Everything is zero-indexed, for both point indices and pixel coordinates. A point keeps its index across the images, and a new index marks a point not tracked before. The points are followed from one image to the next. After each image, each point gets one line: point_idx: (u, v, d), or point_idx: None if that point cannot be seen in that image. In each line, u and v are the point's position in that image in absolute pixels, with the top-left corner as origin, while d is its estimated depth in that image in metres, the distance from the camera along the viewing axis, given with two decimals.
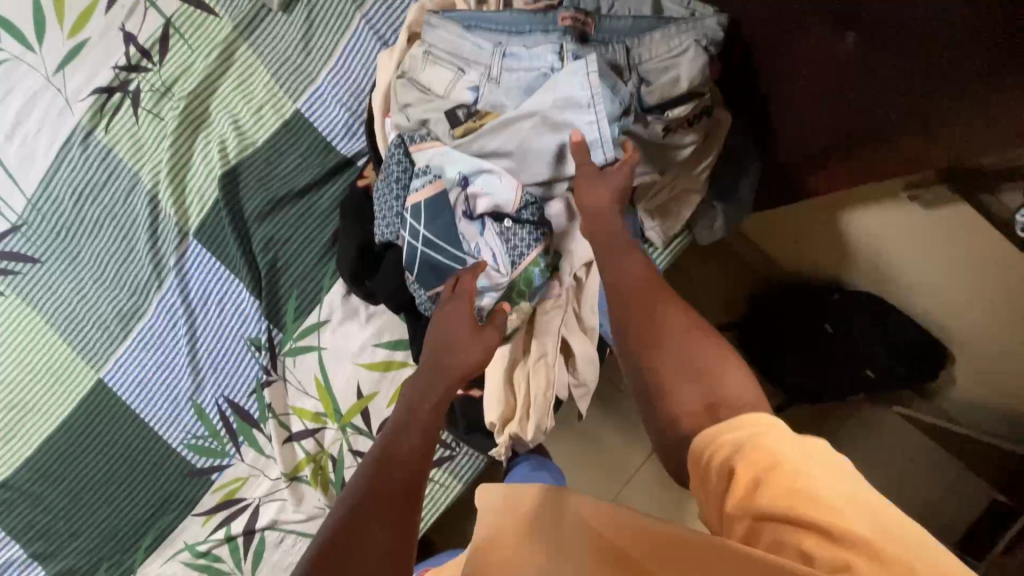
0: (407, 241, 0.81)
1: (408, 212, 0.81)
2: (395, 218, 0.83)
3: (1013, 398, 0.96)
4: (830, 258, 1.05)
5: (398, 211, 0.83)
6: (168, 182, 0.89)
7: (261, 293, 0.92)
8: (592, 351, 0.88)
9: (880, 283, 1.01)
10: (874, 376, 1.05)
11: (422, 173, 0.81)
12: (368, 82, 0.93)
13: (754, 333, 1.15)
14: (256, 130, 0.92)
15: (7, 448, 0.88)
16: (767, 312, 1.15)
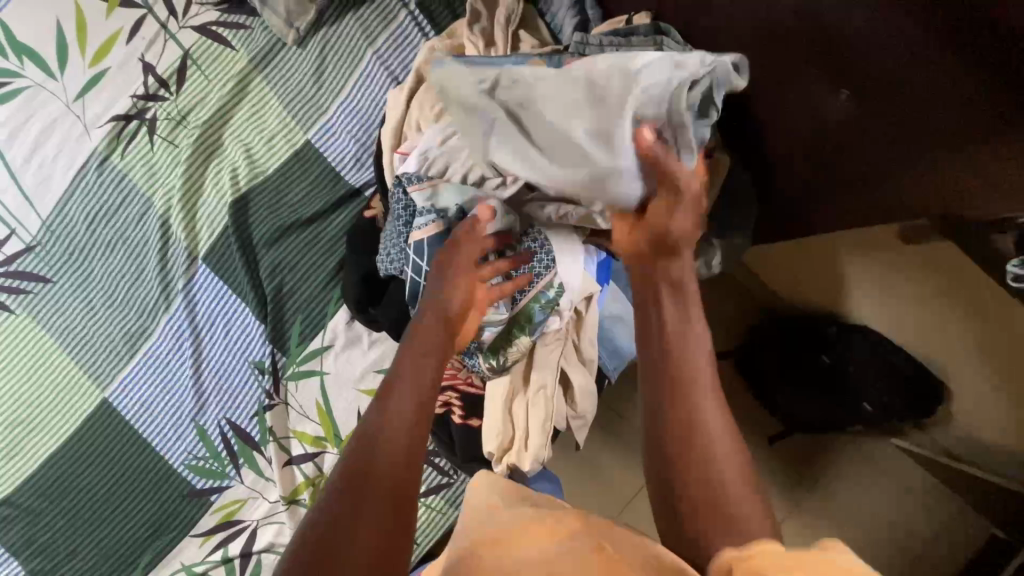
0: (410, 277, 0.78)
1: (412, 252, 0.77)
2: (399, 254, 0.79)
3: (990, 429, 1.12)
4: (830, 290, 1.21)
5: (401, 247, 0.79)
6: (180, 209, 0.91)
7: (266, 318, 0.91)
8: (592, 384, 0.85)
9: (874, 315, 1.16)
10: (872, 410, 1.20)
11: (425, 211, 0.77)
12: (378, 115, 0.92)
13: (755, 362, 1.33)
14: (267, 159, 0.92)
15: (12, 463, 0.91)
16: (763, 341, 1.33)
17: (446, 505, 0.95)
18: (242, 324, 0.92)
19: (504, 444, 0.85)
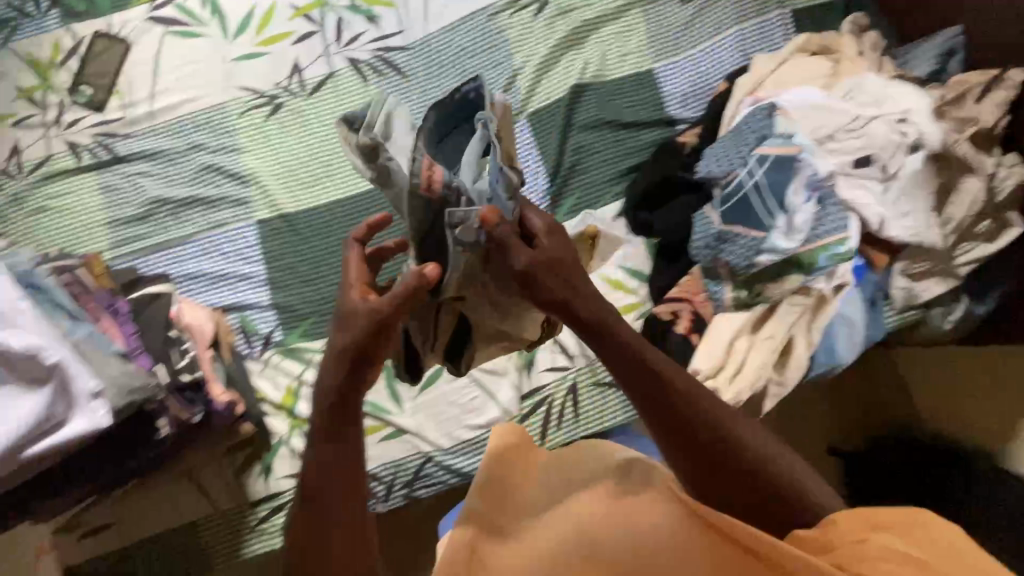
0: (738, 178, 0.85)
1: (754, 160, 0.84)
2: (736, 159, 0.86)
3: None
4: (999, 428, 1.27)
5: (739, 156, 0.86)
6: (532, 73, 1.08)
7: (553, 183, 1.06)
8: (807, 358, 0.93)
9: None
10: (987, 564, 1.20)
11: (781, 135, 0.84)
12: (718, 76, 1.08)
13: (868, 466, 1.38)
14: (615, 68, 1.09)
15: (303, 191, 1.07)
16: (891, 457, 1.38)
17: (615, 407, 1.00)
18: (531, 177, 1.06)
19: (716, 369, 0.92)
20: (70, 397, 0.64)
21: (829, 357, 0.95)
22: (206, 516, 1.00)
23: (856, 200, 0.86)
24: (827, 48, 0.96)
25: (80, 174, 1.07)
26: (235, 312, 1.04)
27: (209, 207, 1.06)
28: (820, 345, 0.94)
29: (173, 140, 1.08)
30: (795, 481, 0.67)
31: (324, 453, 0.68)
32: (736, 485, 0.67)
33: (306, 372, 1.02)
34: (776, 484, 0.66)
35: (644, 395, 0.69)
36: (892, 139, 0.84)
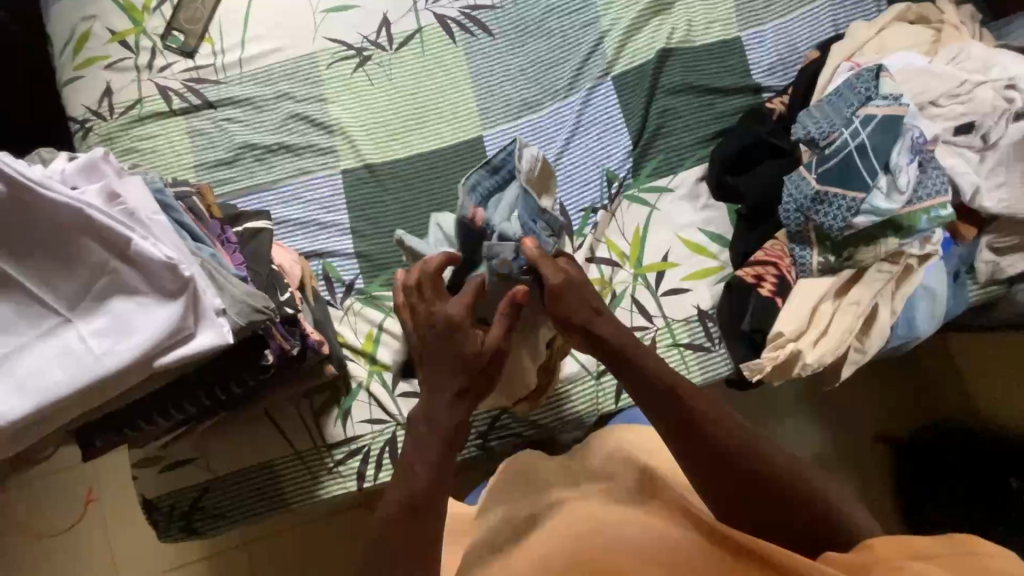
0: (842, 138, 0.87)
1: (859, 121, 0.87)
2: (839, 121, 0.89)
3: None
4: None
5: (839, 119, 0.89)
6: (620, 36, 1.09)
7: (636, 145, 1.07)
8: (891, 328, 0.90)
9: None
10: None
11: (887, 97, 0.87)
12: (806, 46, 1.09)
13: (915, 455, 1.32)
14: (701, 35, 1.10)
15: (389, 144, 1.09)
16: (940, 445, 1.31)
17: (690, 369, 0.99)
18: (613, 138, 1.07)
19: (799, 332, 0.90)
20: (199, 311, 0.65)
21: (909, 329, 0.92)
22: (283, 457, 1.00)
23: (953, 168, 0.86)
24: (924, 17, 0.99)
25: (170, 117, 1.09)
26: (318, 258, 1.06)
27: (296, 154, 1.08)
28: (900, 315, 0.91)
29: (262, 88, 1.10)
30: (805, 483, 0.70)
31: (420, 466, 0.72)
32: (747, 492, 0.70)
33: (387, 320, 1.03)
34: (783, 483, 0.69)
35: (652, 405, 0.74)
36: (997, 105, 0.85)
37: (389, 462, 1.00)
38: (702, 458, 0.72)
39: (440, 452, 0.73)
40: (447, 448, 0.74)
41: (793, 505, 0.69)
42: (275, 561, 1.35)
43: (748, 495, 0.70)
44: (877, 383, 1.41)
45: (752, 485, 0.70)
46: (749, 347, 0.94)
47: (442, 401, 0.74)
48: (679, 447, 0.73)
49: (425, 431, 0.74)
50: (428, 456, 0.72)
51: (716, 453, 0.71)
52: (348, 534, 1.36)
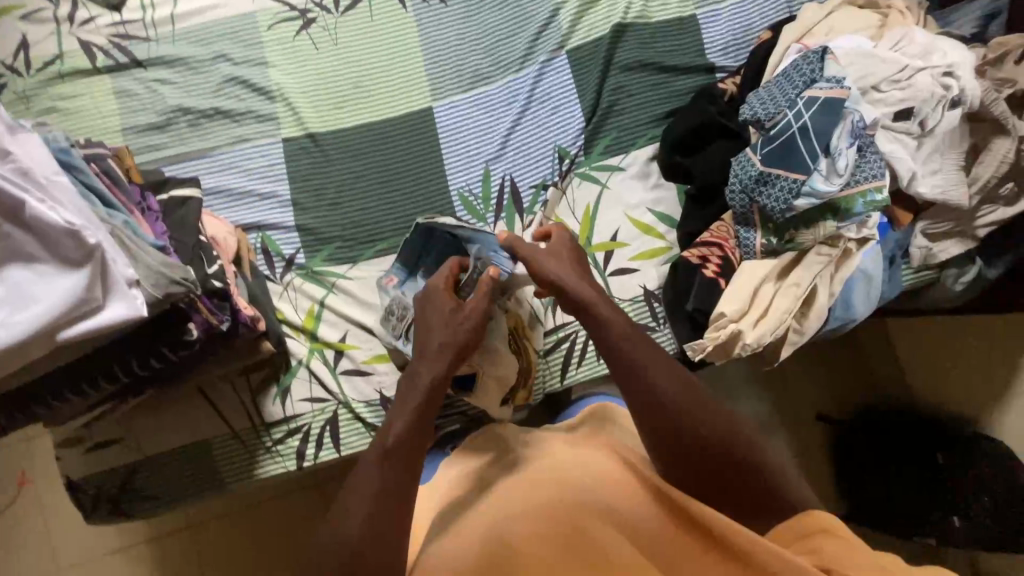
0: (785, 119, 0.87)
1: (803, 103, 0.87)
2: (784, 102, 0.89)
3: None
4: (972, 394, 1.24)
5: (784, 100, 0.89)
6: (575, 8, 1.06)
7: (589, 121, 1.05)
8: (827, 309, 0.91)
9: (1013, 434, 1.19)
10: (960, 526, 1.19)
11: (830, 80, 0.88)
12: (760, 26, 1.08)
13: (851, 433, 1.37)
14: (657, 11, 1.08)
15: (334, 112, 1.05)
16: (874, 424, 1.37)
17: None
18: (566, 114, 1.06)
19: (741, 313, 0.90)
20: (109, 281, 0.61)
21: (845, 310, 0.93)
22: (219, 436, 0.96)
23: (892, 153, 0.88)
24: (874, 2, 1.00)
25: (93, 76, 1.01)
26: (256, 232, 1.01)
27: (233, 121, 1.03)
28: (838, 297, 0.92)
29: (196, 48, 1.04)
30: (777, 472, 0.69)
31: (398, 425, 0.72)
32: (704, 467, 0.70)
33: (329, 297, 1.01)
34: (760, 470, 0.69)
35: (631, 375, 0.72)
36: (934, 92, 0.87)
37: (330, 441, 0.97)
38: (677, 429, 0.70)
39: (419, 410, 0.73)
40: (430, 407, 0.75)
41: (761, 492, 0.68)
42: (218, 543, 1.31)
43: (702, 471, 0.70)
44: (820, 366, 1.45)
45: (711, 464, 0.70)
46: (692, 328, 0.95)
47: (429, 363, 0.75)
48: (649, 420, 0.71)
49: (409, 389, 0.74)
50: (409, 415, 0.73)
51: (686, 426, 0.70)
52: (294, 515, 1.32)
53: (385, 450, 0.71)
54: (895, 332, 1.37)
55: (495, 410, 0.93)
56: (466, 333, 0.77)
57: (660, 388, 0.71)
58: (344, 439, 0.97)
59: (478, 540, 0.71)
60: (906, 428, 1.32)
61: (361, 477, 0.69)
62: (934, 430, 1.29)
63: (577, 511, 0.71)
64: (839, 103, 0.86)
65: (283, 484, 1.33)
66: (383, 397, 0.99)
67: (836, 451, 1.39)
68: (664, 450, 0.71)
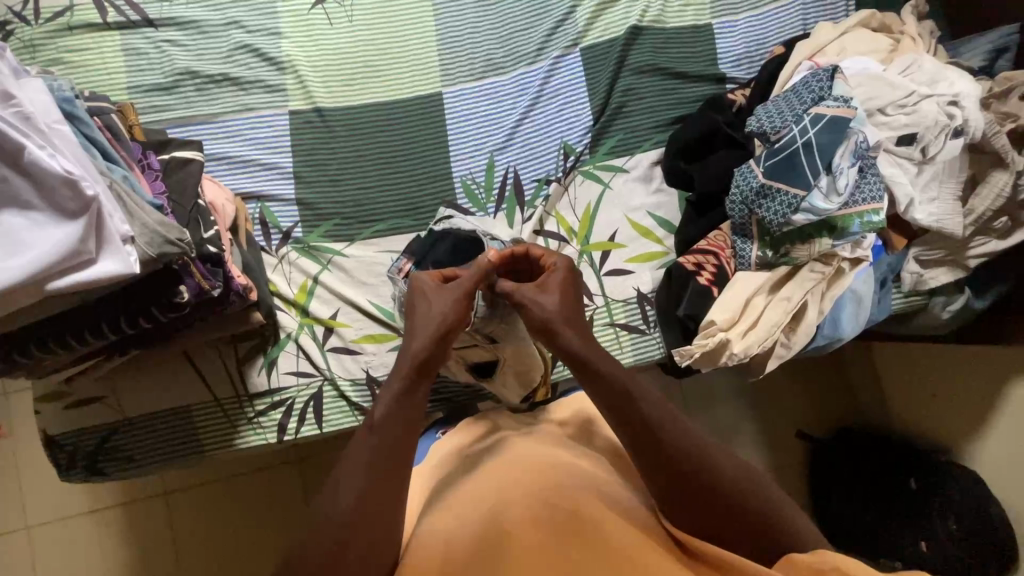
0: (790, 134, 0.88)
1: (808, 120, 0.87)
2: (790, 117, 0.90)
3: None
4: (949, 422, 1.26)
5: (790, 115, 0.90)
6: (593, 6, 1.07)
7: (597, 120, 1.06)
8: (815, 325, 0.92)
9: (986, 465, 1.21)
10: (927, 551, 1.21)
11: (838, 98, 0.88)
12: (774, 41, 1.09)
13: (829, 452, 1.39)
14: (674, 17, 1.09)
15: (343, 88, 1.05)
16: (852, 445, 1.38)
17: (625, 348, 1.00)
18: (575, 112, 1.06)
19: (730, 322, 0.91)
20: (103, 235, 0.60)
21: (832, 329, 0.94)
22: (201, 403, 0.95)
23: (892, 178, 0.89)
24: (887, 27, 1.01)
25: (103, 31, 1.00)
26: (256, 201, 1.01)
27: (241, 89, 1.02)
28: (827, 315, 0.94)
29: (209, 12, 1.03)
30: (773, 504, 0.64)
31: (396, 412, 0.69)
32: (701, 500, 0.64)
33: (323, 274, 1.00)
34: (755, 506, 0.63)
35: (616, 412, 0.68)
36: (939, 120, 0.88)
37: (313, 417, 0.97)
38: (669, 464, 0.65)
39: (410, 378, 0.71)
40: (420, 380, 0.71)
41: (755, 520, 0.63)
42: (193, 510, 1.31)
43: (700, 499, 0.64)
44: (805, 384, 1.47)
45: (706, 495, 0.64)
46: (681, 334, 0.96)
47: (414, 335, 0.73)
48: (642, 456, 0.67)
49: (397, 360, 0.72)
50: (397, 383, 0.70)
51: (675, 460, 0.65)
52: (270, 489, 1.32)
53: (375, 418, 0.68)
54: (881, 356, 1.39)
55: (515, 403, 0.94)
56: (449, 309, 0.74)
57: (641, 425, 0.67)
58: (327, 415, 0.97)
59: (468, 525, 0.66)
60: (883, 451, 1.34)
61: (354, 444, 0.67)
62: (909, 455, 1.30)
63: (573, 493, 0.67)
64: (843, 123, 0.86)
65: (261, 458, 1.33)
66: (369, 377, 0.99)
67: (813, 469, 1.41)
68: (654, 480, 0.66)
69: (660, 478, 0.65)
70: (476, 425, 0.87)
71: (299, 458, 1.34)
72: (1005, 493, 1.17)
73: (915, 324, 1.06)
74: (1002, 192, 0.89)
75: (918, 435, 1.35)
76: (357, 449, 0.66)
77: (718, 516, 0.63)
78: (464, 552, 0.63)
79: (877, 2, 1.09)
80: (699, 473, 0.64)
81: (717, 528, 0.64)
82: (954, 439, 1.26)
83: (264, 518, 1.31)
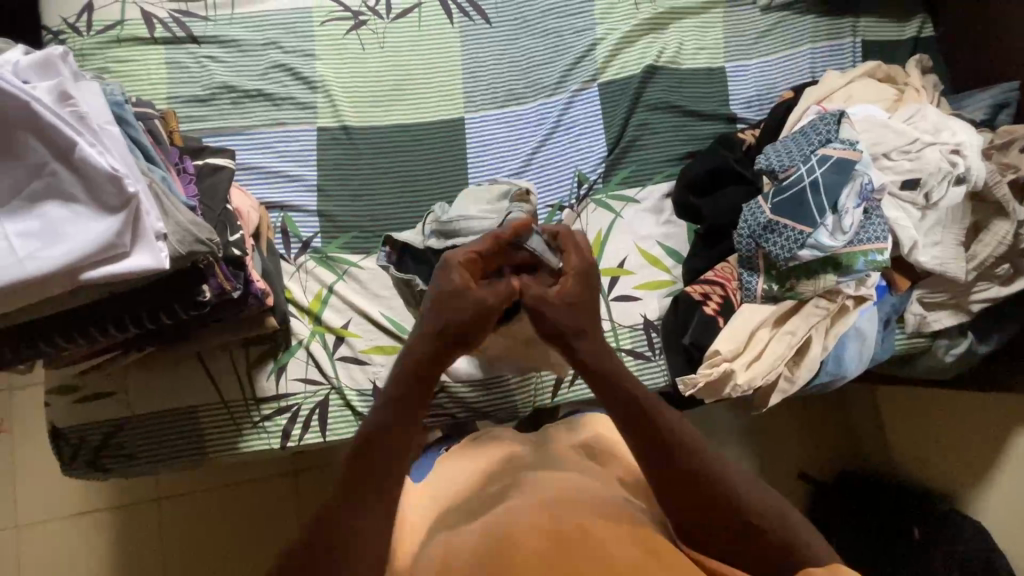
0: (797, 173, 0.91)
1: (816, 160, 0.91)
2: (798, 157, 0.93)
3: None
4: (954, 468, 1.25)
5: (798, 155, 0.94)
6: (613, 45, 1.12)
7: (611, 151, 1.10)
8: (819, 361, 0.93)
9: (991, 514, 1.19)
10: None
11: (843, 141, 0.92)
12: (784, 85, 1.14)
13: (830, 495, 1.37)
14: (688, 59, 1.14)
15: (369, 109, 1.10)
16: (855, 488, 1.37)
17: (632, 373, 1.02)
18: (590, 142, 1.10)
19: (735, 353, 0.93)
20: (139, 230, 0.63)
21: (836, 366, 0.95)
22: (209, 404, 0.97)
23: (896, 221, 0.92)
24: (891, 78, 1.06)
25: (149, 45, 1.06)
26: (279, 211, 1.05)
27: (274, 104, 1.07)
28: (832, 352, 0.95)
29: (251, 33, 1.09)
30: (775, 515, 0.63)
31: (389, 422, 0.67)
32: (701, 511, 0.64)
33: (339, 283, 1.03)
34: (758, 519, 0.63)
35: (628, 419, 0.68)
36: (942, 167, 0.91)
37: (317, 424, 0.98)
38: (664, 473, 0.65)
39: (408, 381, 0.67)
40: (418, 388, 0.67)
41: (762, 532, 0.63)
42: (186, 517, 1.30)
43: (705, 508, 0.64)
44: (807, 423, 1.46)
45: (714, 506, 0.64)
46: (686, 362, 0.97)
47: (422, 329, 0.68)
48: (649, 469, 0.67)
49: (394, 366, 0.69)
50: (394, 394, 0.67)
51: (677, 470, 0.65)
52: (263, 500, 1.31)
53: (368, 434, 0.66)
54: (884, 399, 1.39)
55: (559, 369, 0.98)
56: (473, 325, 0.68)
57: (642, 439, 0.66)
58: (331, 424, 0.98)
59: (470, 533, 0.65)
60: (885, 496, 1.32)
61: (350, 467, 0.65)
62: (912, 502, 1.28)
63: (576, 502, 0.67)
64: (847, 164, 0.90)
65: (258, 466, 1.33)
66: (375, 388, 1.00)
67: (814, 511, 1.38)
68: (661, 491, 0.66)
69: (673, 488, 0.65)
70: (479, 441, 0.88)
71: (296, 469, 1.33)
72: (1010, 544, 1.15)
73: (917, 367, 1.07)
74: (1004, 239, 0.91)
75: (921, 480, 1.33)
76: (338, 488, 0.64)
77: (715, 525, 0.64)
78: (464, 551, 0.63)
79: (883, 55, 1.14)
80: (705, 483, 0.64)
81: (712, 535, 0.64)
82: (957, 486, 1.25)
83: (256, 529, 1.30)
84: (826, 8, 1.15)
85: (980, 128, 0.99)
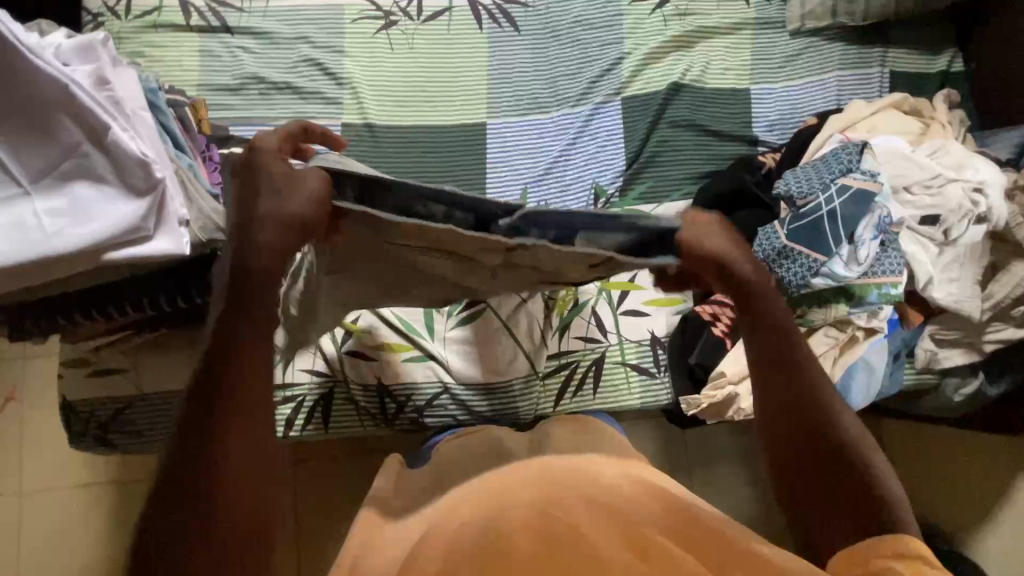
0: (814, 202, 0.91)
1: (835, 189, 0.91)
2: (817, 185, 0.93)
3: None
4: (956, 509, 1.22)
5: (817, 182, 0.93)
6: (639, 60, 1.13)
7: (630, 166, 1.10)
8: None
9: None
10: None
11: (864, 173, 0.92)
12: (809, 110, 1.13)
13: None
14: (714, 79, 1.14)
15: (393, 108, 1.11)
16: None
17: (636, 388, 1.02)
18: (610, 155, 1.11)
19: (740, 376, 0.94)
20: (163, 216, 0.65)
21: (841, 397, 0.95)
22: None
23: (912, 255, 0.92)
24: (918, 110, 1.05)
25: (184, 32, 1.08)
26: None
27: (301, 97, 1.09)
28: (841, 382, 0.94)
29: (283, 26, 1.11)
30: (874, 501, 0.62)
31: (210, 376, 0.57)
32: (825, 495, 0.63)
33: None
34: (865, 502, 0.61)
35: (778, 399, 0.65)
36: (963, 205, 0.90)
37: (320, 417, 1.00)
38: (787, 439, 0.65)
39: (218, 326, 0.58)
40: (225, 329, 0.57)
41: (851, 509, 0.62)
42: None
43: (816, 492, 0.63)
44: None
45: (831, 494, 0.63)
46: (690, 380, 0.98)
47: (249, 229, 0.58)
48: (789, 456, 0.64)
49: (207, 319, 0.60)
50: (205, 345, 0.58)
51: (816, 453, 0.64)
52: None
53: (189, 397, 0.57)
54: None
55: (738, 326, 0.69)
56: (305, 204, 0.58)
57: (797, 426, 0.64)
58: (335, 415, 1.00)
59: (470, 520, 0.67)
60: None
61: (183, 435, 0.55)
62: None
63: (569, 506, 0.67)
64: (866, 197, 0.90)
65: None
66: (380, 384, 1.01)
67: None
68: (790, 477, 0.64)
69: (795, 476, 0.64)
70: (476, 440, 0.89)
71: None
72: None
73: (924, 403, 1.06)
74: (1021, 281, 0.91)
75: None
76: (168, 483, 0.54)
77: (813, 507, 0.63)
78: (468, 544, 0.63)
79: (911, 88, 1.13)
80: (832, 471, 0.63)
81: (810, 514, 0.63)
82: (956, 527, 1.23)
83: None
84: (856, 36, 1.15)
85: (1005, 167, 0.98)
